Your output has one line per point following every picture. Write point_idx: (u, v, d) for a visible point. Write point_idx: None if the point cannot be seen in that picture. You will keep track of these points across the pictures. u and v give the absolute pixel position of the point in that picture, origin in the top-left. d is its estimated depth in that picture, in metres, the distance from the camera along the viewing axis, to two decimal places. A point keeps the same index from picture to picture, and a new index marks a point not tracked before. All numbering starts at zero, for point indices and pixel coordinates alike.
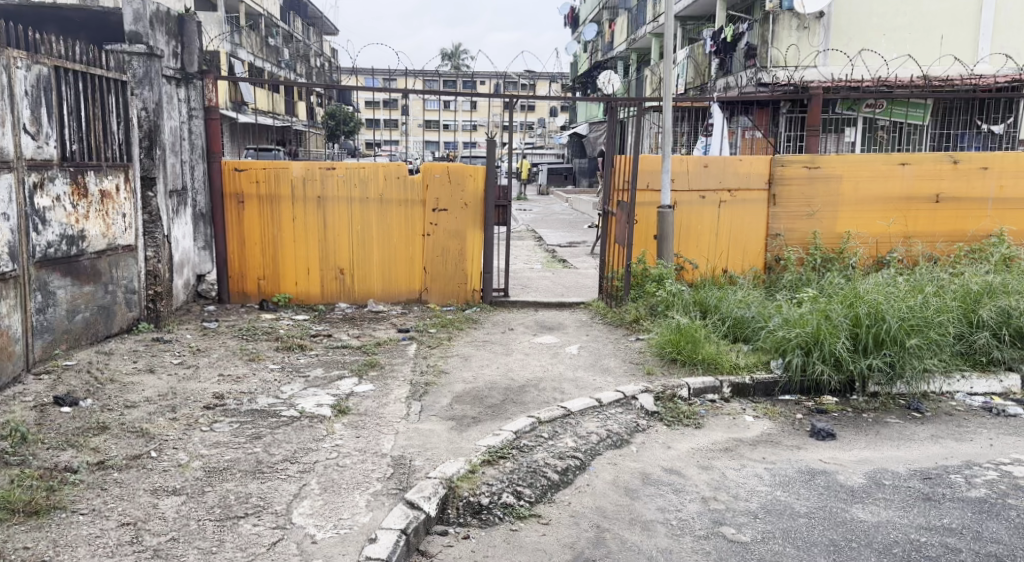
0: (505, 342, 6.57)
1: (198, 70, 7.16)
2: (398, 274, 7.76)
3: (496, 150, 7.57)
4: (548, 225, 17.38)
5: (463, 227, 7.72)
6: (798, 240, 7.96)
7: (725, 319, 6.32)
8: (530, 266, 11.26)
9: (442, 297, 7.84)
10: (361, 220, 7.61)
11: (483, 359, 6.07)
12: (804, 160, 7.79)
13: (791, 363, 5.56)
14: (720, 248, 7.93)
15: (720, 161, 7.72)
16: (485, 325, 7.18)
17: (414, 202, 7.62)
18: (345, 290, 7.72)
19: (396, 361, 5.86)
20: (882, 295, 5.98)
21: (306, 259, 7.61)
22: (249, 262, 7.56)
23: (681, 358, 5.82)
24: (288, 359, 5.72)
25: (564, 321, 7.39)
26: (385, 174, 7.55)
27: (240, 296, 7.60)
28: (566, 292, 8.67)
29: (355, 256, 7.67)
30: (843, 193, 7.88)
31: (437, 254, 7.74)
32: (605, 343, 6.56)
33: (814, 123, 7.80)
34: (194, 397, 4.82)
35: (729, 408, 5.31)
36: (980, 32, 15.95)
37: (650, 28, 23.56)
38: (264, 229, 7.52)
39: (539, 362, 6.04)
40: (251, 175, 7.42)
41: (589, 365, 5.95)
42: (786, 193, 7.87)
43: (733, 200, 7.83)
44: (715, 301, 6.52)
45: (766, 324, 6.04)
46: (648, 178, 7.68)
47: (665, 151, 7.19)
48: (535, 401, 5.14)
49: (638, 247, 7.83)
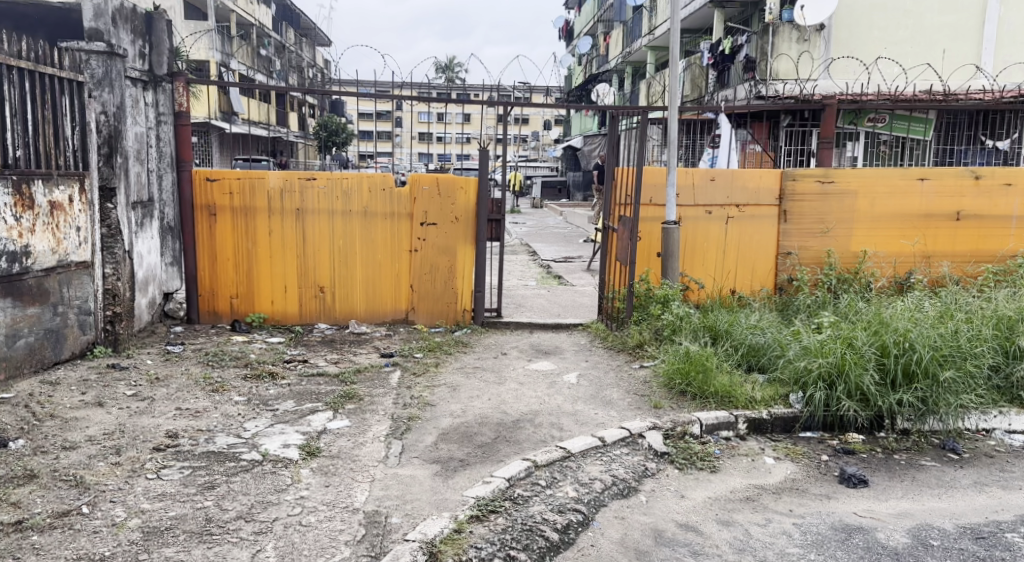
0: (498, 370, 6.01)
1: (167, 72, 6.63)
2: (383, 293, 7.22)
3: (488, 161, 7.05)
4: (543, 240, 16.83)
5: (453, 242, 7.19)
6: (812, 259, 7.46)
7: (737, 346, 5.79)
8: (524, 282, 10.71)
9: (430, 318, 7.30)
10: (343, 235, 7.07)
11: (474, 389, 5.51)
12: (817, 174, 7.31)
13: (813, 397, 5.07)
14: (728, 267, 7.43)
15: (727, 174, 7.24)
16: (476, 349, 6.63)
17: (400, 216, 7.10)
18: (326, 310, 7.16)
19: (377, 391, 5.29)
20: (909, 322, 5.48)
21: (283, 276, 7.06)
22: (222, 280, 7.01)
23: (691, 390, 5.29)
24: (256, 390, 5.15)
25: (562, 345, 6.84)
26: (370, 185, 7.03)
27: (211, 316, 7.04)
28: (563, 312, 8.13)
29: (337, 273, 7.13)
30: (859, 210, 7.39)
31: (425, 272, 7.21)
32: (606, 370, 6.01)
33: (828, 134, 7.40)
34: (145, 435, 4.25)
35: (746, 448, 4.80)
36: (983, 47, 15.57)
37: (645, 41, 23.14)
38: (237, 243, 6.97)
39: (534, 393, 5.48)
40: (224, 185, 6.88)
41: (590, 397, 5.40)
42: (798, 209, 7.38)
43: (741, 215, 7.34)
44: (726, 326, 5.99)
45: (784, 352, 5.52)
46: (651, 191, 7.18)
47: (671, 163, 6.70)
48: (531, 440, 4.59)
49: (640, 265, 7.31)
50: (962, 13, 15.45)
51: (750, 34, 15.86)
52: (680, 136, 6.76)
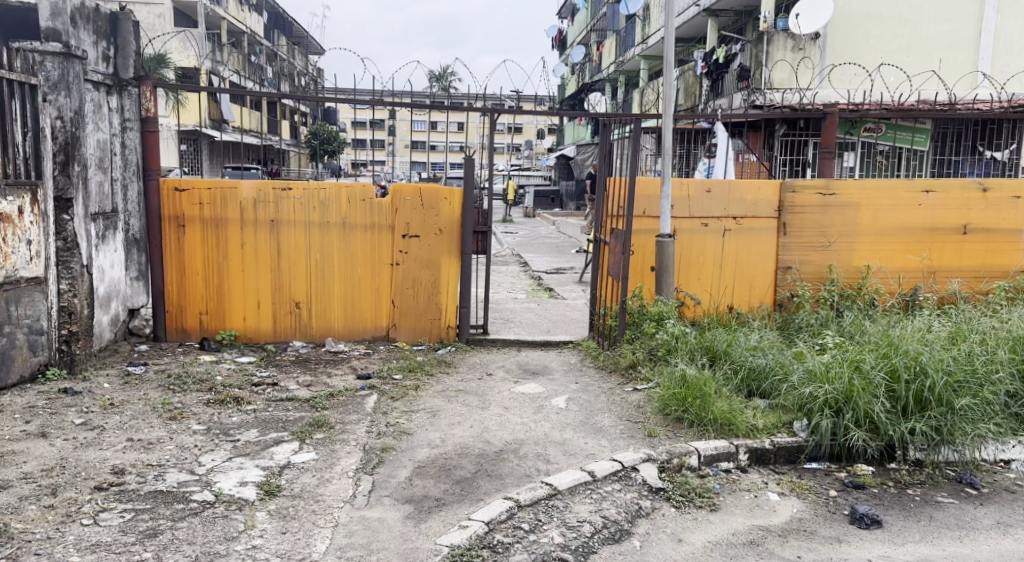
0: (481, 393, 5.62)
1: (133, 76, 6.24)
2: (363, 309, 6.84)
3: (474, 170, 6.69)
4: (535, 250, 16.45)
5: (437, 256, 6.82)
6: (813, 274, 7.12)
7: (737, 368, 5.44)
8: (513, 295, 10.32)
9: (412, 335, 6.92)
10: (321, 248, 6.70)
11: (455, 415, 5.13)
12: (819, 185, 6.98)
13: (819, 425, 4.73)
14: (725, 282, 7.08)
15: (724, 185, 6.90)
16: (460, 369, 6.25)
17: (380, 227, 6.73)
18: (302, 327, 6.78)
19: (350, 418, 4.90)
20: (920, 345, 5.14)
21: (256, 292, 6.67)
22: (191, 295, 6.62)
23: (689, 417, 4.93)
24: (217, 417, 4.76)
25: (550, 365, 6.46)
26: (349, 196, 6.67)
27: (180, 333, 6.64)
28: (553, 328, 7.75)
29: (314, 288, 6.75)
30: (862, 223, 7.07)
31: (407, 287, 6.84)
32: (597, 393, 5.63)
33: (829, 143, 7.08)
34: (88, 471, 3.86)
35: (748, 482, 4.46)
36: (980, 56, 15.33)
37: (639, 50, 22.86)
38: (207, 256, 6.59)
39: (520, 419, 5.08)
40: (193, 196, 6.51)
41: (580, 424, 5.01)
42: (799, 222, 7.05)
43: (739, 228, 7.01)
44: (725, 346, 5.63)
45: (787, 376, 5.16)
46: (645, 203, 6.84)
47: (666, 173, 6.36)
48: (514, 474, 4.21)
49: (633, 281, 6.97)
50: (958, 23, 15.22)
51: (745, 42, 15.58)
52: (675, 145, 6.43)
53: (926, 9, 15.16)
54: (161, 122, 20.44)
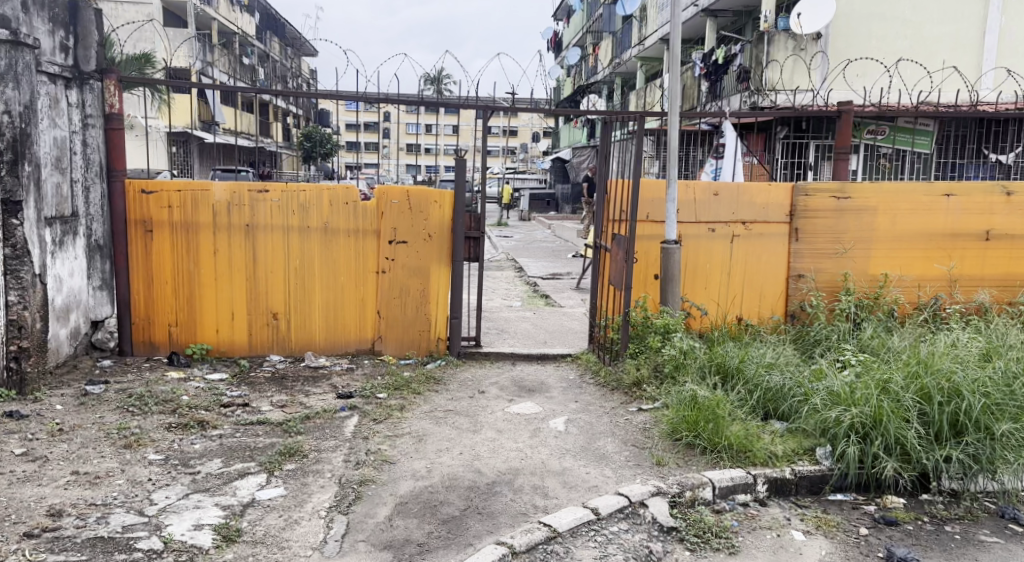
0: (472, 414, 5.14)
1: (95, 69, 5.76)
2: (346, 320, 6.36)
3: (465, 171, 6.23)
4: (531, 255, 15.98)
5: (425, 263, 6.34)
6: (827, 283, 6.68)
7: (751, 387, 4.98)
8: (508, 303, 9.84)
9: (399, 348, 6.44)
10: (300, 254, 6.23)
11: (443, 440, 4.64)
12: (833, 188, 6.55)
13: (845, 452, 4.29)
14: (733, 291, 6.64)
15: (732, 188, 6.46)
16: (450, 386, 5.77)
17: (365, 233, 6.27)
18: (279, 340, 6.30)
19: (327, 445, 4.42)
20: (952, 363, 4.70)
21: (230, 302, 6.19)
22: (159, 305, 6.13)
23: (701, 443, 4.47)
24: (177, 445, 4.28)
25: (547, 381, 5.98)
26: (331, 199, 6.21)
27: (147, 347, 6.15)
28: (550, 340, 7.28)
29: (293, 298, 6.28)
30: (878, 228, 6.64)
31: (394, 296, 6.36)
32: (599, 415, 5.16)
33: (844, 144, 6.64)
34: (20, 514, 3.38)
35: (769, 518, 4.01)
36: (984, 56, 14.88)
37: (636, 52, 22.43)
38: (176, 263, 6.11)
39: (514, 445, 4.61)
40: (162, 198, 6.04)
41: (580, 450, 4.55)
42: (812, 227, 6.60)
43: (748, 234, 6.57)
44: (738, 363, 5.18)
45: (808, 397, 4.71)
46: (648, 206, 6.39)
47: (671, 174, 5.92)
48: (507, 512, 3.75)
49: (636, 291, 6.52)
50: (960, 22, 14.82)
51: (745, 42, 15.14)
52: (680, 145, 5.99)
53: (929, 10, 14.79)
54: (148, 124, 19.95)
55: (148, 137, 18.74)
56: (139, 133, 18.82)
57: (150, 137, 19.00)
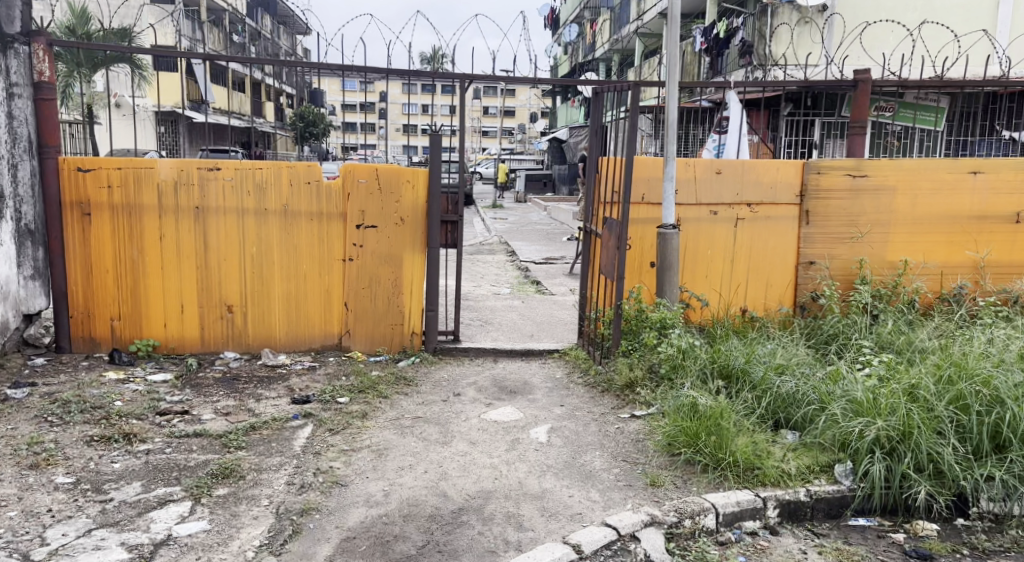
0: (444, 422, 4.54)
1: (20, 30, 5.10)
2: (310, 313, 5.76)
3: (440, 148, 5.58)
4: (525, 238, 15.32)
5: (397, 250, 5.72)
6: (841, 271, 6.08)
7: (759, 393, 4.37)
8: (496, 291, 9.22)
9: (369, 344, 5.83)
10: (257, 240, 5.61)
11: (406, 455, 4.04)
12: (847, 166, 5.93)
13: (869, 471, 3.71)
14: (737, 281, 6.03)
15: (736, 165, 5.84)
16: (421, 388, 5.16)
17: (330, 216, 5.65)
18: (234, 335, 5.69)
19: (269, 464, 3.81)
20: (990, 365, 4.12)
21: (179, 292, 5.58)
22: (100, 297, 5.52)
23: (703, 459, 3.86)
24: (93, 464, 3.67)
25: (531, 382, 5.37)
26: (291, 177, 5.59)
27: (87, 344, 5.54)
28: (537, 333, 6.66)
29: (249, 288, 5.66)
30: (897, 210, 6.02)
31: (363, 286, 5.75)
32: (586, 422, 4.56)
33: (860, 117, 6.03)
34: None
35: (783, 551, 3.43)
36: (998, 28, 14.14)
37: (634, 27, 21.62)
38: (118, 250, 5.48)
39: (488, 460, 4.01)
40: (100, 177, 5.40)
41: (564, 467, 3.95)
42: (824, 209, 5.98)
43: (753, 217, 5.95)
44: (743, 364, 4.57)
45: (824, 406, 4.11)
46: (644, 186, 5.78)
47: (669, 151, 5.28)
48: (472, 550, 3.17)
49: (629, 281, 5.91)
50: None
51: (747, 15, 14.40)
52: (678, 118, 5.37)
53: None
54: (134, 102, 19.23)
55: (135, 116, 18.03)
56: (125, 112, 18.11)
57: (137, 116, 18.30)
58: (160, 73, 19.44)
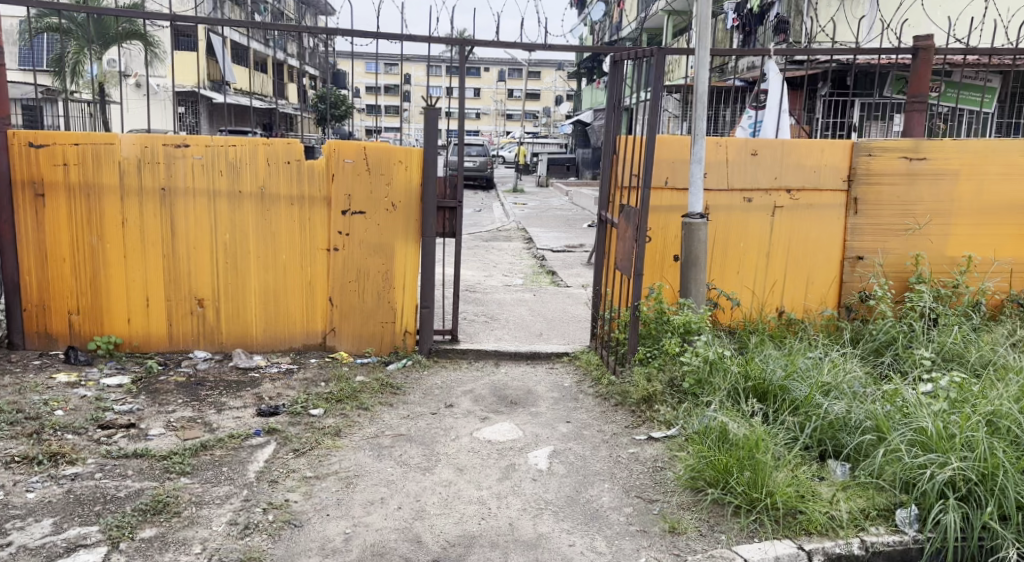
0: (429, 442, 3.90)
1: None
2: (290, 308, 5.15)
3: (436, 124, 4.89)
4: (544, 224, 14.62)
5: (388, 239, 5.08)
6: (894, 267, 5.33)
7: (803, 416, 3.66)
8: (507, 281, 8.55)
9: (356, 343, 5.21)
10: (231, 226, 5.01)
11: (378, 485, 3.40)
12: (904, 147, 5.17)
13: (941, 520, 3.00)
14: (773, 277, 5.31)
15: (775, 145, 5.10)
16: (409, 398, 4.52)
17: (313, 199, 5.02)
18: (205, 331, 5.11)
19: (213, 496, 3.20)
20: None
21: (143, 283, 5.00)
22: (56, 288, 4.96)
23: (735, 500, 3.17)
24: (4, 494, 3.10)
25: (535, 391, 4.72)
26: (268, 156, 4.96)
27: (43, 340, 5.00)
28: (546, 332, 5.99)
29: (222, 280, 5.07)
30: (960, 199, 5.26)
31: (349, 279, 5.12)
32: (595, 445, 3.89)
33: (920, 91, 5.25)
34: None
35: None
36: None
37: (662, 4, 20.59)
38: (76, 235, 4.91)
39: (476, 493, 3.37)
40: (55, 154, 4.82)
41: (566, 504, 3.30)
42: (875, 196, 5.23)
43: (793, 204, 5.21)
44: (783, 379, 3.86)
45: (883, 436, 3.40)
46: (667, 170, 5.08)
47: (698, 129, 4.53)
48: None
49: (649, 277, 5.22)
50: None
51: None
52: (709, 91, 4.62)
53: None
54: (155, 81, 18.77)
55: (155, 96, 17.60)
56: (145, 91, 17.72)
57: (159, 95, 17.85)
58: (179, 51, 18.91)
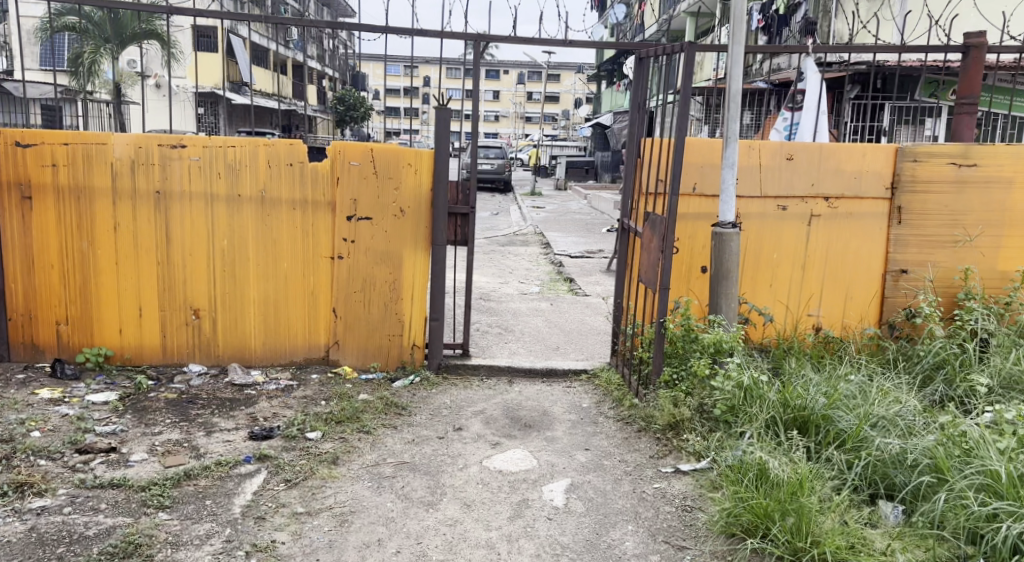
0: (434, 471, 3.56)
1: None
2: (291, 320, 4.84)
3: (447, 126, 4.55)
4: (563, 229, 14.25)
5: (395, 247, 4.75)
6: (941, 282, 4.92)
7: (850, 453, 3.27)
8: (522, 289, 8.20)
9: (360, 357, 4.88)
10: (229, 232, 4.71)
11: (376, 523, 3.07)
12: (953, 152, 4.77)
13: None
14: (809, 291, 4.92)
15: (813, 149, 4.72)
16: (415, 420, 4.18)
17: (316, 204, 4.71)
18: (201, 343, 4.81)
19: (192, 535, 2.89)
20: None
21: (136, 292, 4.71)
22: (44, 296, 4.68)
23: (778, 551, 2.80)
24: None
25: (551, 412, 4.36)
26: (270, 158, 4.65)
27: (30, 350, 4.73)
28: (563, 346, 5.63)
29: (219, 290, 4.77)
30: (1013, 208, 4.84)
31: (354, 289, 4.79)
32: (616, 478, 3.53)
33: (970, 91, 4.80)
34: None
35: None
36: None
37: (685, 6, 20.14)
38: (65, 241, 4.63)
39: (484, 536, 3.02)
40: (45, 154, 4.55)
41: (584, 550, 2.94)
42: (920, 206, 4.83)
43: (831, 213, 4.82)
44: (826, 409, 3.48)
45: (944, 478, 3.00)
46: (696, 175, 4.71)
47: (730, 132, 4.15)
48: None
49: (675, 290, 4.86)
50: None
51: None
52: (743, 90, 4.23)
53: None
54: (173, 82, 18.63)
55: (174, 97, 17.47)
56: (165, 91, 17.62)
57: (176, 96, 17.70)
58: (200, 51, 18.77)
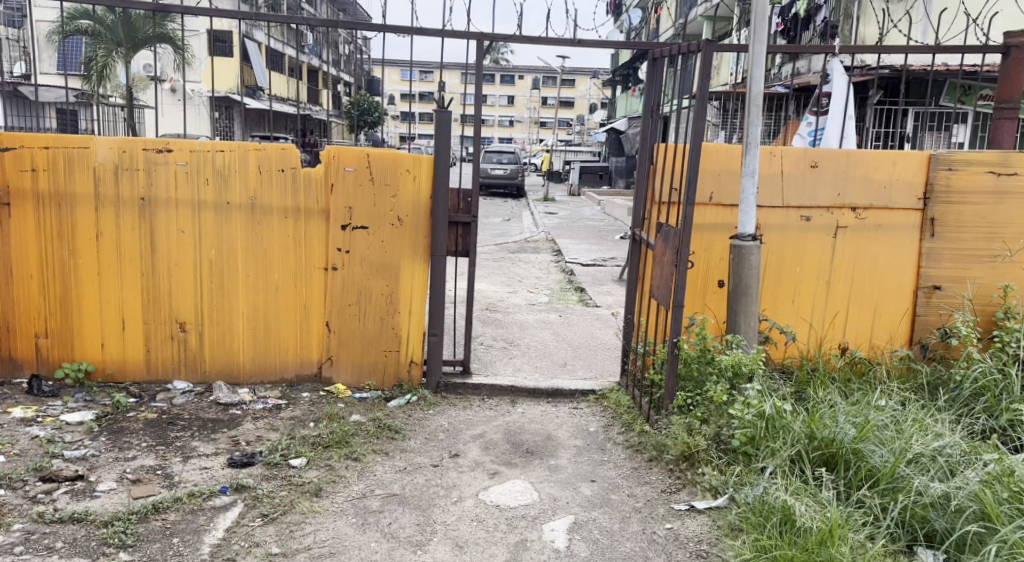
0: (426, 505, 3.27)
1: None
2: (282, 334, 4.58)
3: (447, 130, 4.26)
4: (576, 236, 13.94)
5: (392, 259, 4.47)
6: (978, 299, 4.57)
7: (886, 496, 2.95)
8: (531, 299, 7.90)
9: (354, 375, 4.61)
10: (217, 242, 4.45)
11: None
12: (992, 160, 4.42)
13: None
14: (834, 309, 4.60)
15: (839, 156, 4.39)
16: (409, 444, 3.90)
17: (309, 213, 4.44)
18: (187, 359, 4.55)
19: None
20: None
21: (119, 304, 4.47)
22: (23, 307, 4.45)
23: None
24: None
25: (555, 437, 4.07)
26: (260, 163, 4.39)
27: (8, 364, 4.50)
28: (571, 362, 5.32)
29: (207, 302, 4.51)
30: None
31: (348, 303, 4.52)
32: (624, 515, 3.23)
33: (1010, 95, 4.45)
34: None
35: None
36: None
37: (702, 9, 19.78)
38: (45, 250, 4.39)
39: None
40: (24, 158, 4.31)
41: None
42: (956, 219, 4.49)
43: (859, 225, 4.49)
44: (857, 443, 3.15)
45: (994, 528, 2.67)
46: (713, 183, 4.39)
47: (750, 137, 3.84)
48: None
49: (690, 306, 4.55)
50: None
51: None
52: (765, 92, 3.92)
53: None
54: (188, 86, 18.54)
55: (187, 101, 17.36)
56: (179, 96, 17.53)
57: (190, 99, 17.59)
58: (215, 55, 18.66)
